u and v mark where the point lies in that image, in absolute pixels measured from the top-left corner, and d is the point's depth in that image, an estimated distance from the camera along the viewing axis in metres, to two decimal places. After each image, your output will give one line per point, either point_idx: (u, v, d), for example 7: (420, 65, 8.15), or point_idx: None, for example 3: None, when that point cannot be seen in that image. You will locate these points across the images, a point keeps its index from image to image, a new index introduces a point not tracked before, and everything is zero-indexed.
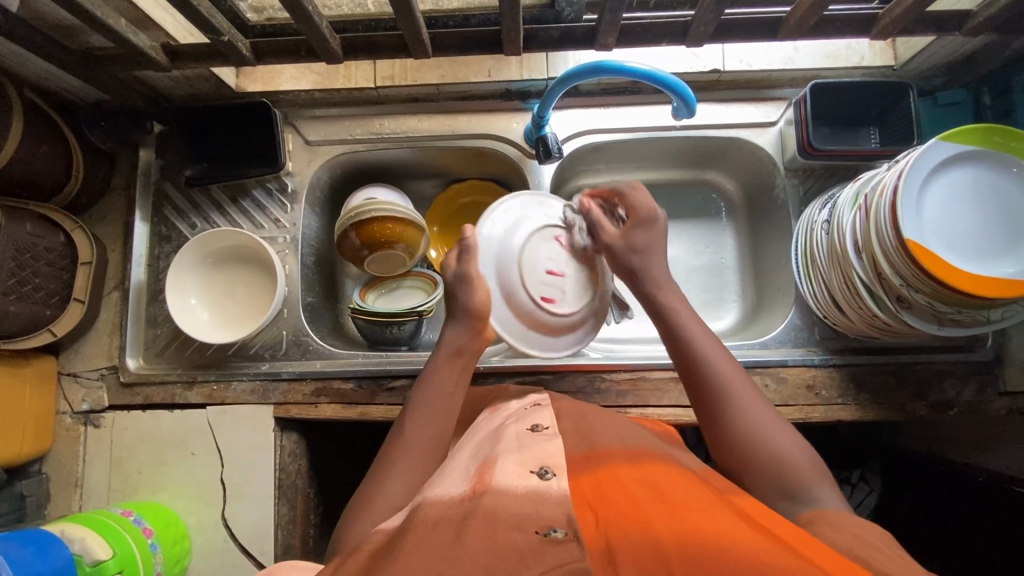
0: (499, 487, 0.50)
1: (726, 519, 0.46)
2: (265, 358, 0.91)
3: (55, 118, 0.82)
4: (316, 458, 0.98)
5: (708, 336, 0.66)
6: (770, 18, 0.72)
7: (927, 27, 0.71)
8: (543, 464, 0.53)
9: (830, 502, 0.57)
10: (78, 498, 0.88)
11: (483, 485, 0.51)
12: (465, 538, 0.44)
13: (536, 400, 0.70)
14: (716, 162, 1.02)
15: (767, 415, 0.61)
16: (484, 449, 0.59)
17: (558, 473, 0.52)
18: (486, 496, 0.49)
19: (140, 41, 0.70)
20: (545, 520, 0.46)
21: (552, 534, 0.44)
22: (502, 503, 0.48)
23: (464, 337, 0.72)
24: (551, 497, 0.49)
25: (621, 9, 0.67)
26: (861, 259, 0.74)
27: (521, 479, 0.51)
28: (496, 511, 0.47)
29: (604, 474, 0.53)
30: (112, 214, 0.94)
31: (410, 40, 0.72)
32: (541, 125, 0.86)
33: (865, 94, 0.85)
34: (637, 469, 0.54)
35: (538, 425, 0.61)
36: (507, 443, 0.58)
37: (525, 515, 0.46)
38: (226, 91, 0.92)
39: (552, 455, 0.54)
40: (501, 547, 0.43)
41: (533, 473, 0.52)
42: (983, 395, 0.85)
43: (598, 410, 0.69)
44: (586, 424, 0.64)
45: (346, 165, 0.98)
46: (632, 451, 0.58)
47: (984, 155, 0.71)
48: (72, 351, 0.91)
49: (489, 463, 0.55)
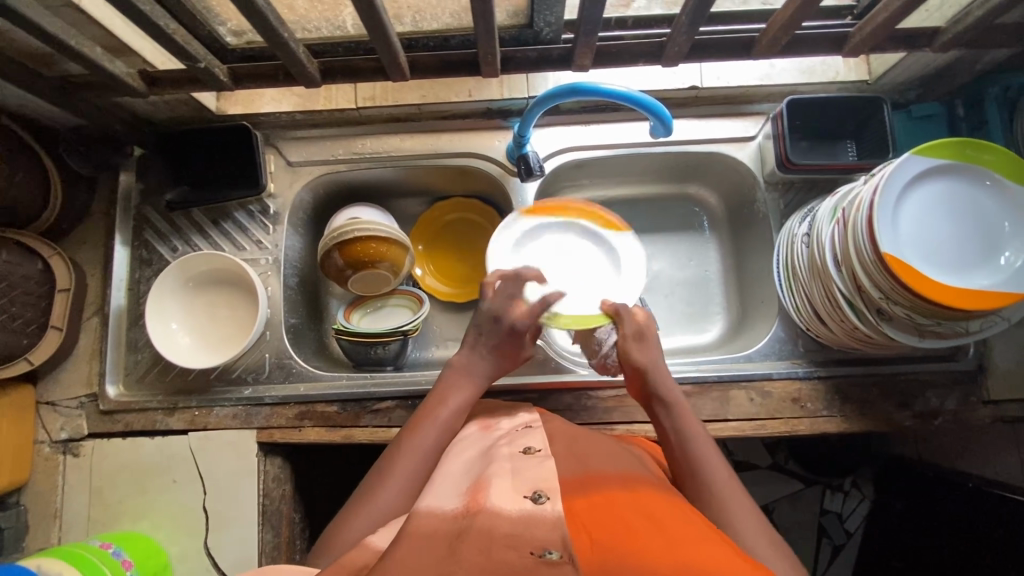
0: (493, 509, 0.48)
1: (714, 547, 0.45)
2: (248, 381, 0.90)
3: (31, 144, 0.81)
4: (302, 482, 0.96)
5: (708, 446, 0.64)
6: (743, 37, 0.73)
7: (898, 44, 0.72)
8: (537, 489, 0.51)
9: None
10: (57, 530, 0.86)
11: (476, 506, 0.49)
12: (457, 555, 0.42)
13: (528, 420, 0.69)
14: (698, 176, 1.03)
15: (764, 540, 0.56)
16: (476, 468, 0.57)
17: (552, 495, 0.50)
18: (478, 516, 0.47)
19: (116, 68, 0.70)
20: (540, 540, 0.44)
21: (547, 556, 0.42)
22: (496, 525, 0.46)
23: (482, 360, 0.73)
24: (545, 519, 0.47)
25: (596, 31, 0.68)
26: (841, 273, 0.75)
27: (514, 502, 0.49)
28: (488, 531, 0.45)
29: (597, 497, 0.53)
30: (91, 239, 0.93)
31: (387, 64, 0.72)
32: (522, 144, 0.87)
33: (840, 108, 0.86)
34: (628, 494, 0.54)
35: (531, 447, 0.60)
36: (498, 465, 0.56)
37: (518, 536, 0.45)
38: (207, 115, 0.92)
39: (546, 478, 0.53)
40: (494, 568, 0.41)
41: (526, 497, 0.50)
42: (966, 405, 0.85)
43: (591, 433, 0.71)
44: (579, 448, 0.64)
45: (329, 186, 0.97)
46: (624, 477, 0.58)
47: (960, 167, 0.71)
48: (51, 378, 0.89)
49: (481, 484, 0.53)
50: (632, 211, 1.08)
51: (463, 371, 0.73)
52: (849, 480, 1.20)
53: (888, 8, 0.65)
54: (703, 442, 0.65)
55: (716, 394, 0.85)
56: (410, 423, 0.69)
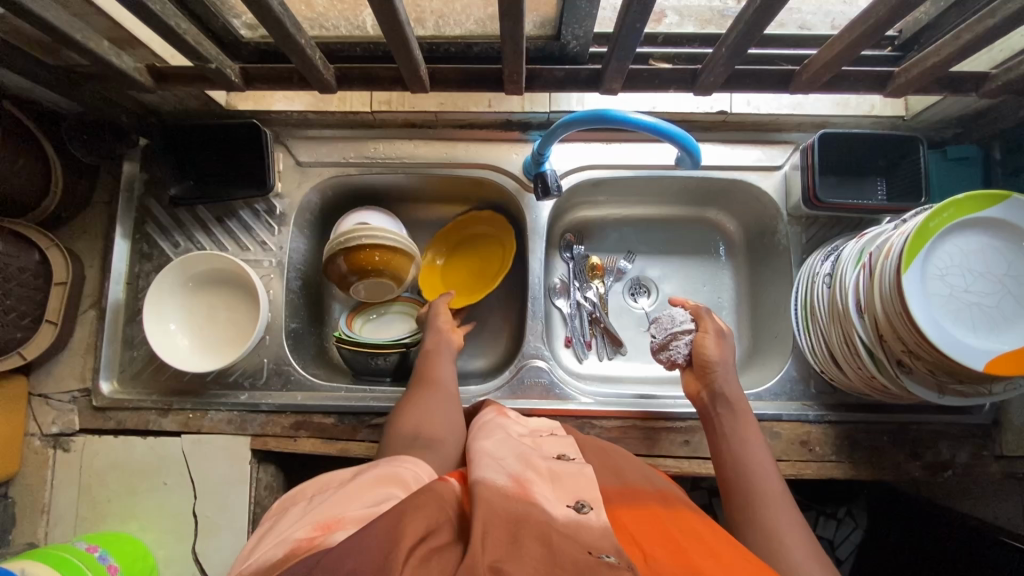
0: (544, 508, 0.46)
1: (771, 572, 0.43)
2: (245, 386, 0.88)
3: (33, 131, 0.79)
4: (294, 489, 0.95)
5: (759, 448, 0.68)
6: (781, 70, 0.69)
7: (947, 87, 0.69)
8: (579, 498, 0.49)
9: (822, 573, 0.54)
10: (44, 525, 0.84)
11: (526, 497, 0.47)
12: (522, 541, 0.40)
13: (553, 430, 0.67)
14: (718, 201, 1.00)
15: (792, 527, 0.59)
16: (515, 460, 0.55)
17: (596, 506, 0.48)
18: (531, 508, 0.45)
19: (123, 63, 0.66)
20: (595, 545, 0.42)
21: (605, 558, 0.40)
22: (549, 520, 0.44)
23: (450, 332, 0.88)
24: (594, 527, 0.45)
25: (628, 57, 0.65)
26: (862, 319, 0.73)
27: (561, 507, 0.47)
28: (547, 527, 0.43)
29: (642, 512, 0.51)
30: (91, 229, 0.90)
31: (407, 75, 0.69)
32: (540, 162, 0.83)
33: (873, 145, 0.82)
34: (674, 514, 0.52)
35: (565, 457, 0.58)
36: (537, 468, 0.54)
37: (573, 538, 0.43)
38: (215, 108, 0.89)
39: (588, 489, 0.51)
40: (558, 560, 0.39)
41: (569, 505, 0.48)
42: (978, 458, 0.83)
43: (620, 449, 0.67)
44: (612, 461, 0.62)
45: (338, 187, 0.94)
46: (662, 496, 0.56)
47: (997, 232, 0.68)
48: (44, 370, 0.87)
49: (522, 479, 0.51)
50: (647, 231, 1.05)
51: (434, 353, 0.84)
52: (844, 508, 1.18)
53: (939, 52, 0.61)
54: (756, 442, 0.69)
55: None
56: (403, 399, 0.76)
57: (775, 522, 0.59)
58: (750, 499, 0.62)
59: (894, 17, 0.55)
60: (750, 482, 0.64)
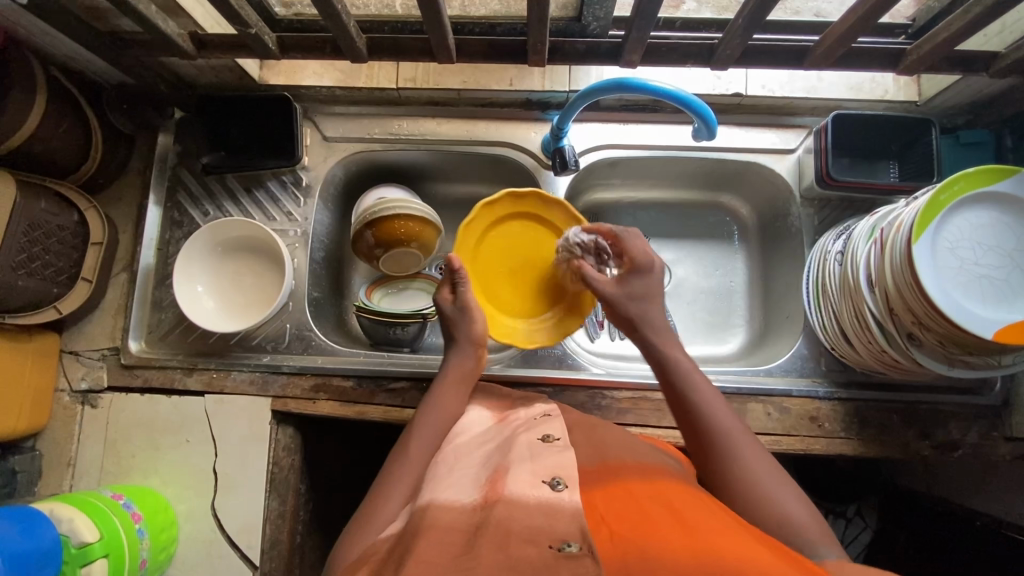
0: (511, 497, 0.52)
1: (738, 536, 0.46)
2: (267, 350, 0.91)
3: (76, 97, 0.83)
4: (310, 456, 0.97)
5: (704, 385, 0.65)
6: (797, 47, 0.72)
7: (957, 65, 0.71)
8: (555, 475, 0.54)
9: (809, 516, 0.55)
10: (69, 478, 0.87)
11: (495, 494, 0.53)
12: (479, 549, 0.47)
13: (547, 409, 0.69)
14: (732, 186, 1.01)
15: (763, 462, 0.59)
16: (495, 457, 0.60)
17: (569, 484, 0.53)
18: (498, 504, 0.51)
19: (168, 28, 0.70)
20: (560, 533, 0.47)
21: (566, 549, 0.46)
22: (515, 514, 0.50)
23: (467, 362, 0.74)
24: (564, 510, 0.50)
25: (648, 28, 0.67)
26: (873, 293, 0.74)
27: (532, 489, 0.52)
28: (509, 522, 0.49)
29: (615, 489, 0.53)
30: (126, 196, 0.94)
31: (435, 45, 0.72)
32: (559, 137, 0.86)
33: (885, 127, 0.84)
34: (648, 484, 0.54)
35: (549, 435, 0.61)
36: (518, 452, 0.58)
37: (538, 528, 0.48)
38: (248, 82, 0.92)
39: (565, 466, 0.55)
40: (514, 561, 0.45)
41: (545, 482, 0.53)
42: (988, 440, 0.84)
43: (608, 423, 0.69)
44: (597, 436, 0.63)
45: (362, 164, 0.98)
46: (641, 466, 0.58)
47: (999, 208, 0.69)
48: (76, 329, 0.91)
49: (502, 470, 0.56)
50: (661, 215, 1.07)
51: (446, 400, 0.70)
52: (853, 507, 1.16)
53: (949, 27, 0.64)
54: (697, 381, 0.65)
55: (732, 406, 0.84)
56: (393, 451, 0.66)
57: (746, 461, 0.59)
58: (705, 451, 0.61)
59: None
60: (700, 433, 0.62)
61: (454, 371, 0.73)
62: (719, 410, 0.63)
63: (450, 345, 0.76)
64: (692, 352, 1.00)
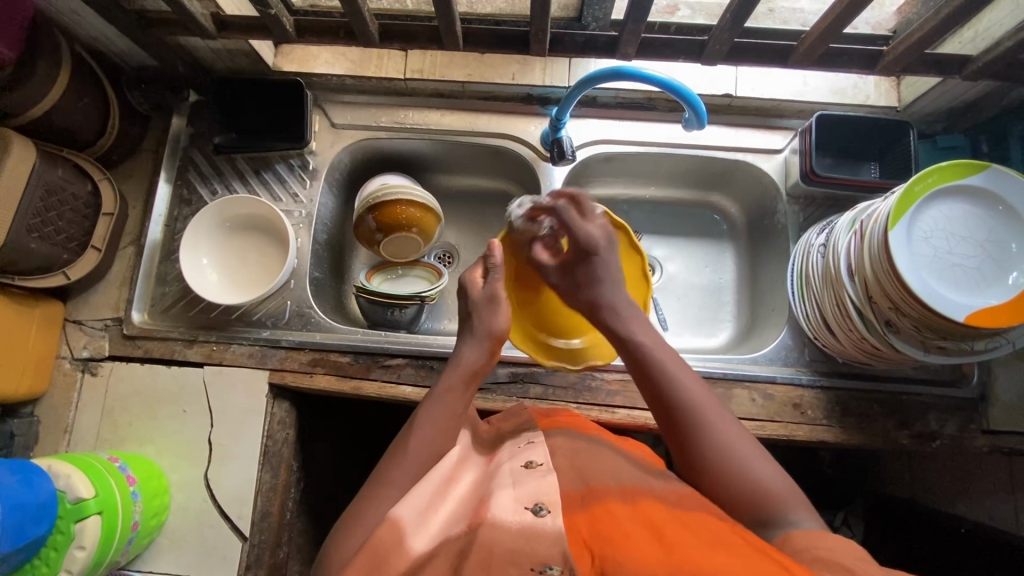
0: (494, 521, 0.50)
1: (722, 553, 0.46)
2: (267, 325, 0.93)
3: (97, 74, 0.87)
4: (304, 434, 0.98)
5: (672, 356, 0.65)
6: (782, 46, 0.79)
7: (929, 67, 0.77)
8: (537, 501, 0.52)
9: (783, 484, 0.58)
10: (65, 444, 0.88)
11: (478, 519, 0.51)
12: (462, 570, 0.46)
13: (531, 437, 0.65)
14: (721, 185, 1.06)
15: (734, 431, 0.61)
16: (479, 487, 0.57)
17: (553, 508, 0.51)
18: (481, 529, 0.49)
19: (193, 7, 0.75)
20: (541, 556, 0.46)
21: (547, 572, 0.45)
22: (497, 538, 0.48)
23: (477, 359, 0.71)
24: (546, 535, 0.48)
25: (643, 20, 0.73)
26: (854, 282, 0.77)
27: (515, 515, 0.50)
28: (491, 545, 0.47)
29: (598, 511, 0.52)
30: (137, 174, 0.98)
31: (444, 32, 0.77)
32: (557, 128, 0.91)
33: (866, 129, 0.89)
34: (630, 507, 0.53)
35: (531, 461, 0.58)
36: (500, 479, 0.56)
37: (520, 551, 0.46)
38: (263, 68, 0.97)
39: (548, 490, 0.53)
40: None
41: (527, 509, 0.51)
42: (965, 432, 0.86)
43: (588, 440, 0.67)
44: (581, 458, 0.61)
45: (368, 151, 1.01)
46: (624, 487, 0.56)
47: (963, 204, 0.73)
48: (81, 299, 0.93)
49: (484, 498, 0.54)
50: (654, 212, 1.11)
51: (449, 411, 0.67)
52: (838, 515, 1.15)
53: None
54: (665, 349, 0.65)
55: (718, 391, 0.87)
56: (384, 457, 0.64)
57: (724, 437, 0.60)
58: (676, 419, 0.61)
59: None
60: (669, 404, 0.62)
61: (460, 371, 0.70)
62: (688, 378, 0.63)
63: (463, 337, 0.73)
64: (682, 344, 1.03)
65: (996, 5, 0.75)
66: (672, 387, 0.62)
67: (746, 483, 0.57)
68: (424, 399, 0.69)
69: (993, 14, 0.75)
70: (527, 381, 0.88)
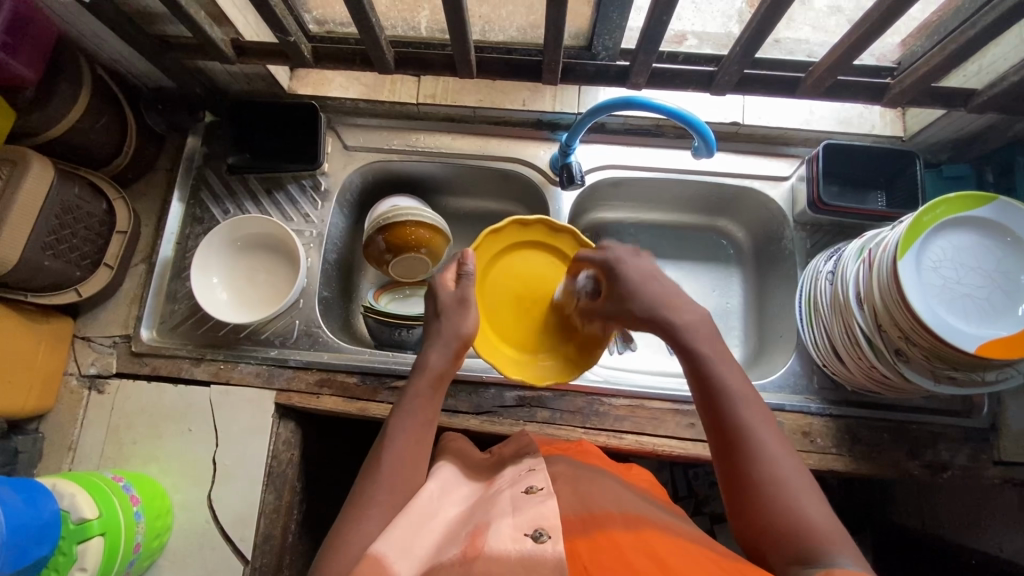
0: (491, 553, 0.48)
1: None
2: (275, 344, 0.93)
3: (116, 95, 0.89)
4: (308, 454, 0.97)
5: (737, 371, 0.63)
6: (789, 78, 0.80)
7: (935, 100, 0.79)
8: (537, 526, 0.50)
9: (830, 521, 0.54)
10: (69, 461, 0.88)
11: (475, 550, 0.49)
12: None
13: (532, 464, 0.64)
14: (728, 211, 1.07)
15: (787, 459, 0.57)
16: (479, 513, 0.56)
17: (553, 534, 0.49)
18: (478, 562, 0.47)
19: (214, 33, 0.77)
20: None
21: None
22: (495, 569, 0.46)
23: (442, 363, 0.71)
24: (546, 562, 0.46)
25: (654, 52, 0.75)
26: (862, 310, 0.77)
27: (514, 543, 0.48)
28: None
29: (601, 540, 0.51)
30: (151, 192, 0.99)
31: (458, 60, 0.79)
32: (567, 154, 0.92)
33: (873, 159, 0.90)
34: (632, 535, 0.52)
35: (532, 487, 0.57)
36: (500, 507, 0.55)
37: None
38: (278, 91, 0.99)
39: (547, 515, 0.51)
40: None
41: (527, 536, 0.49)
42: (976, 462, 0.85)
43: (596, 470, 0.66)
44: (583, 486, 0.60)
45: (379, 173, 1.03)
46: (628, 515, 0.55)
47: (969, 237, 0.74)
48: (91, 315, 0.93)
49: (484, 526, 0.52)
50: (660, 236, 1.11)
51: (418, 422, 0.67)
52: None
53: None
54: (730, 366, 0.63)
55: None
56: (359, 476, 0.64)
57: (776, 466, 0.57)
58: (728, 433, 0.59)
59: (889, 18, 0.66)
60: (727, 424, 0.60)
61: (424, 378, 0.70)
62: (755, 404, 0.60)
63: (430, 339, 0.73)
64: None
65: (999, 41, 0.77)
66: (732, 407, 0.60)
67: (788, 514, 0.54)
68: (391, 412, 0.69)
69: (999, 49, 0.77)
70: (535, 405, 0.88)
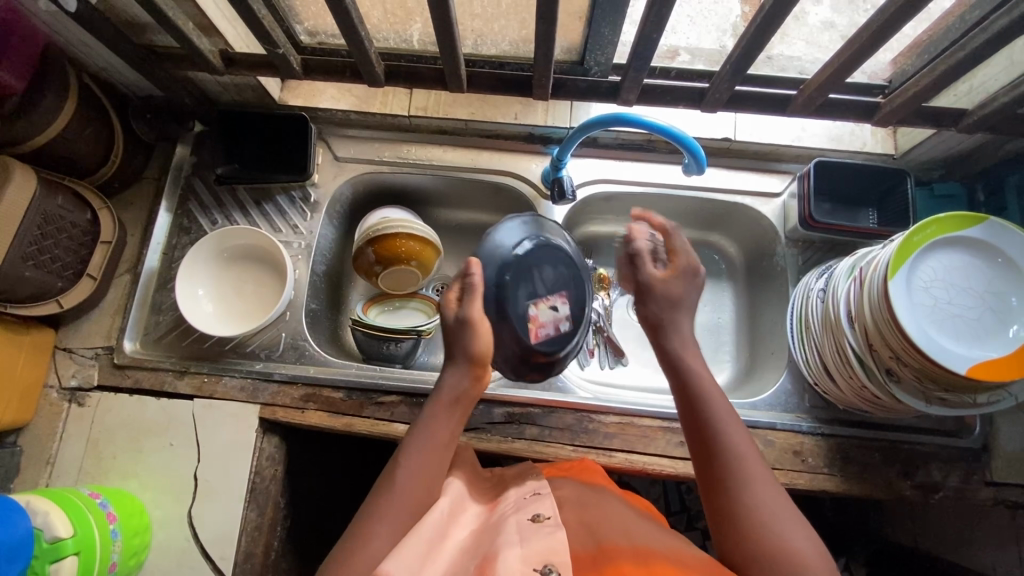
0: None
1: None
2: (261, 357, 0.91)
3: (103, 103, 0.88)
4: (293, 469, 0.95)
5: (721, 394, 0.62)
6: (780, 96, 0.81)
7: (925, 120, 0.79)
8: (547, 561, 0.49)
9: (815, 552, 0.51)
10: (46, 475, 0.86)
11: None
12: None
13: (536, 488, 0.64)
14: (720, 225, 1.06)
15: (770, 491, 0.55)
16: (482, 543, 0.54)
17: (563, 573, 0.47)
18: None
19: (202, 45, 0.76)
20: None
21: None
22: None
23: (461, 382, 0.66)
24: None
25: (644, 69, 0.75)
26: (853, 329, 0.76)
27: None
28: None
29: None
30: (138, 202, 0.98)
31: (449, 74, 0.78)
32: (558, 167, 0.91)
33: (864, 176, 0.90)
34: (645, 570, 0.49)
35: (540, 515, 0.56)
36: (506, 536, 0.53)
37: None
38: (269, 102, 0.98)
39: (558, 550, 0.49)
40: None
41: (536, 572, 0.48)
42: (969, 483, 0.84)
43: (598, 496, 0.65)
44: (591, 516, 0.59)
45: (369, 185, 1.02)
46: (637, 547, 0.53)
47: (960, 257, 0.74)
48: (73, 326, 0.92)
49: (490, 556, 0.50)
50: None
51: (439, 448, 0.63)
52: (841, 562, 1.11)
53: None
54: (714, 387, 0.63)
55: None
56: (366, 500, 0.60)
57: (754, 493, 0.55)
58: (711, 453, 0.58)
59: (877, 40, 0.66)
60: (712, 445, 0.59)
61: (457, 396, 0.66)
62: (741, 437, 0.59)
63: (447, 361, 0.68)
64: None
65: (989, 62, 0.78)
66: (719, 431, 0.59)
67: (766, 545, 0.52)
68: (408, 432, 0.66)
69: (988, 70, 0.77)
70: (523, 422, 0.87)
